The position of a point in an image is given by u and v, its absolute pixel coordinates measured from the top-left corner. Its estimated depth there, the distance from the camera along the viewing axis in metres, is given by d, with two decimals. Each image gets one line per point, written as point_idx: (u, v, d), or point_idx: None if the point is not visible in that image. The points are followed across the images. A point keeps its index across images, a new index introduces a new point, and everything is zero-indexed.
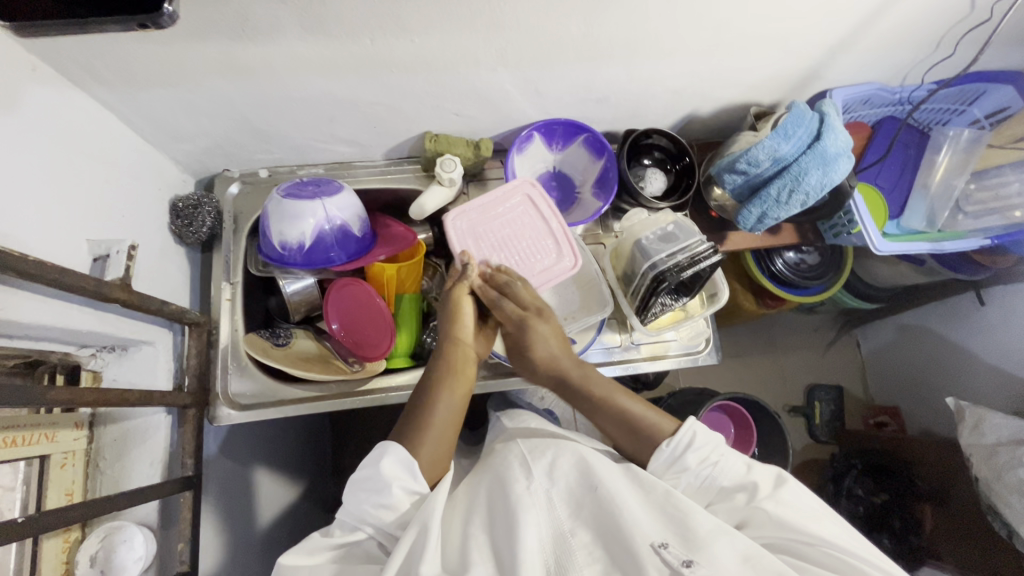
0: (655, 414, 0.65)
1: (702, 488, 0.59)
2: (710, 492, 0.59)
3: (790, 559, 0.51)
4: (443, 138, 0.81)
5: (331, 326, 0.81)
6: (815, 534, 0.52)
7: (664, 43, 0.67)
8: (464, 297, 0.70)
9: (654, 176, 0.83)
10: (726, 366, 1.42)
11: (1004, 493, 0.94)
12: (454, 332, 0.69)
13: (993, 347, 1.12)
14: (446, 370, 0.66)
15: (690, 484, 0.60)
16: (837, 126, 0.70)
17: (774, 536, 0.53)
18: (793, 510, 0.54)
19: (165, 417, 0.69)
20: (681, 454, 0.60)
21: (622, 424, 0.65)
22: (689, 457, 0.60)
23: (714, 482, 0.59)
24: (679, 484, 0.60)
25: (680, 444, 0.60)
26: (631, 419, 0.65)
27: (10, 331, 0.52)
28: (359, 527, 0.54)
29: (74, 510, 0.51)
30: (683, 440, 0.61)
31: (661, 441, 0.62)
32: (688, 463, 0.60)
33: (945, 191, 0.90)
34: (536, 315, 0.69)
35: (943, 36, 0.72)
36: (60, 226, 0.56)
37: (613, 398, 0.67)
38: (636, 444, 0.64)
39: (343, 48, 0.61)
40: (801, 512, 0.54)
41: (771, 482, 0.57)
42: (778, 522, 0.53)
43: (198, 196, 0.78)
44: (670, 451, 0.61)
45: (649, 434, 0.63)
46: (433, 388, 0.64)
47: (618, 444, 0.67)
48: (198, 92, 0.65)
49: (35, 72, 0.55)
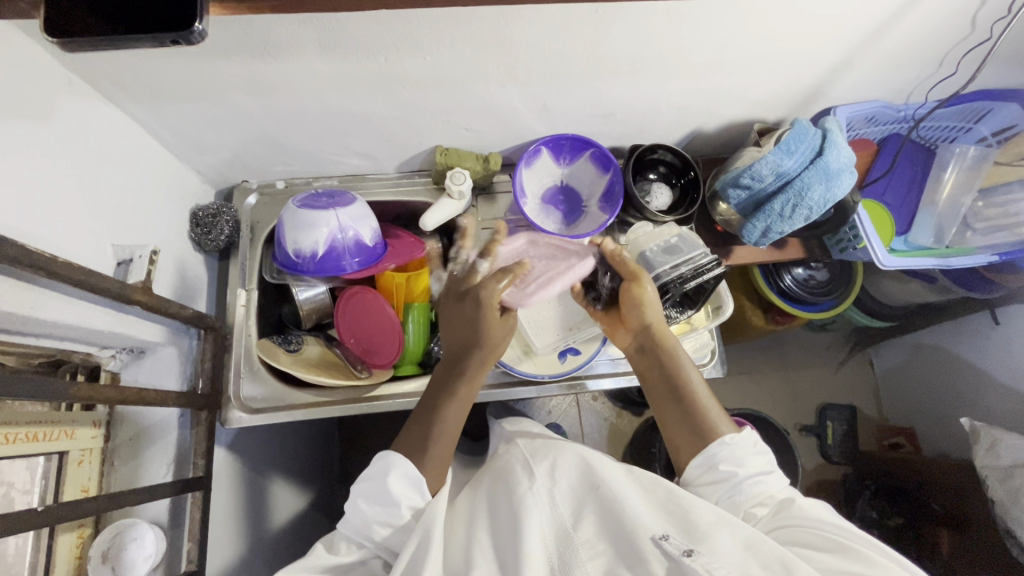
0: (717, 409, 0.65)
1: (742, 491, 0.58)
2: (755, 499, 0.58)
3: (807, 550, 0.49)
4: (452, 152, 0.83)
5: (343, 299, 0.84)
6: (841, 527, 0.52)
7: (667, 61, 0.69)
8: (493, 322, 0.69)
9: (659, 190, 0.84)
10: (736, 383, 1.41)
11: (1020, 516, 0.92)
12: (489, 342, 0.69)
13: (1008, 365, 1.11)
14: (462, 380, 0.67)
15: (736, 486, 0.58)
16: (839, 142, 0.71)
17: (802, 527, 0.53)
18: (824, 511, 0.55)
19: (178, 418, 0.71)
20: (740, 454, 0.60)
21: (684, 404, 0.66)
22: (746, 458, 0.60)
23: (763, 487, 0.58)
24: (723, 486, 0.59)
25: (743, 443, 0.61)
26: (697, 409, 0.65)
27: (36, 328, 0.55)
28: (364, 544, 0.56)
29: (90, 503, 0.53)
30: (745, 443, 0.61)
31: (711, 439, 0.62)
32: (743, 462, 0.59)
33: (952, 210, 0.91)
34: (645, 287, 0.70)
35: (945, 55, 0.73)
36: (88, 231, 0.59)
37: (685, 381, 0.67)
38: (691, 431, 0.64)
39: (358, 65, 0.64)
40: (833, 516, 0.54)
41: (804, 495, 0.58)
42: (811, 517, 0.53)
43: (218, 205, 0.81)
44: (732, 446, 0.60)
45: (704, 424, 0.63)
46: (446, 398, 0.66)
47: (669, 428, 0.67)
48: (220, 106, 0.69)
49: (70, 85, 0.59)
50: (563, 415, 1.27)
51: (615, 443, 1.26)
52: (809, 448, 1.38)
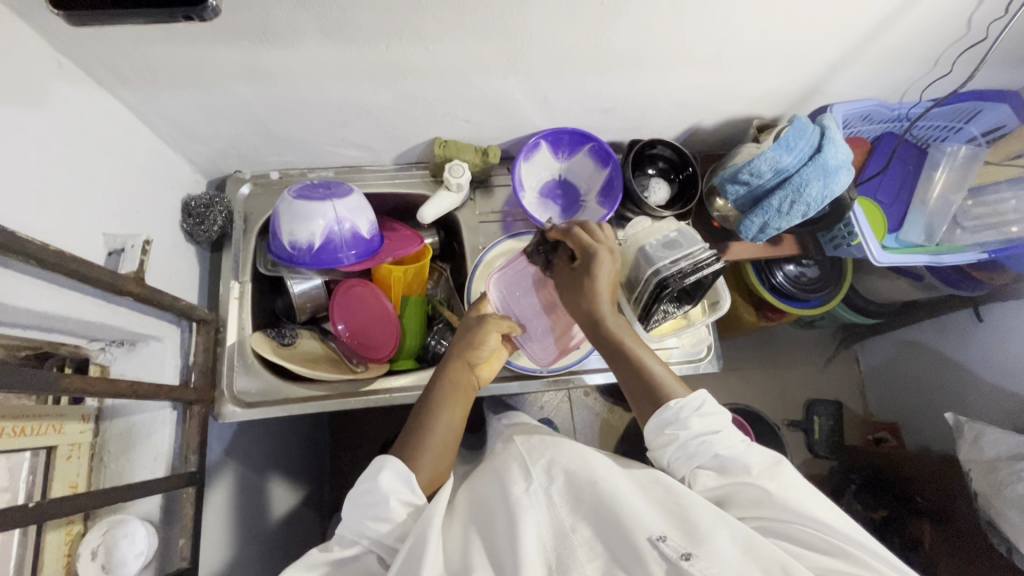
0: (672, 378, 0.64)
1: (693, 454, 0.59)
2: (699, 459, 0.58)
3: (782, 540, 0.52)
4: (452, 144, 0.82)
5: (352, 285, 0.82)
6: (805, 512, 0.52)
7: (671, 55, 0.69)
8: (494, 329, 0.70)
9: (658, 185, 0.85)
10: (727, 379, 1.42)
11: (1002, 508, 0.94)
12: (468, 354, 0.68)
13: (990, 361, 1.13)
14: (447, 388, 0.65)
15: (683, 447, 0.59)
16: (837, 139, 0.72)
17: (768, 517, 0.53)
18: (789, 490, 0.54)
19: (170, 413, 0.69)
20: (685, 416, 0.60)
21: (640, 373, 0.64)
22: (692, 421, 0.59)
23: (709, 450, 0.58)
24: (672, 445, 0.60)
25: (688, 406, 0.60)
26: (648, 373, 0.64)
27: (22, 318, 0.53)
28: (358, 541, 0.54)
29: (78, 499, 0.51)
30: (691, 404, 0.60)
31: (668, 402, 0.61)
32: (688, 424, 0.59)
33: (943, 207, 0.93)
34: (605, 250, 0.65)
35: (941, 54, 0.74)
36: (77, 219, 0.57)
37: (639, 350, 0.65)
38: (649, 398, 0.63)
39: (359, 53, 0.63)
40: (799, 493, 0.54)
41: (764, 463, 0.57)
42: (774, 501, 0.53)
43: (211, 196, 0.79)
44: (675, 411, 0.60)
45: (661, 394, 0.63)
46: (435, 404, 0.64)
47: (625, 387, 0.66)
48: (216, 92, 0.67)
49: (60, 69, 0.57)
50: (556, 410, 1.27)
51: (607, 438, 1.26)
52: (797, 444, 1.40)
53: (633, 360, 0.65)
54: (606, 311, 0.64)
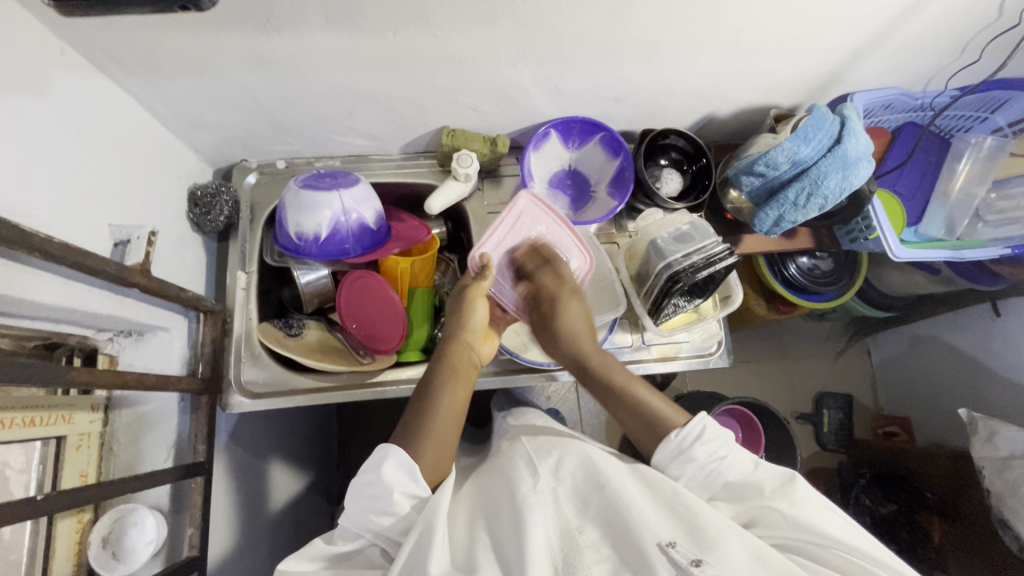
0: (672, 409, 0.64)
1: (706, 482, 0.58)
2: (712, 484, 0.58)
3: (797, 557, 0.51)
4: (459, 133, 0.81)
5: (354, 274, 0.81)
6: (825, 533, 0.51)
7: (687, 42, 0.67)
8: (478, 297, 0.71)
9: (670, 176, 0.83)
10: (736, 371, 1.41)
11: (1014, 507, 0.93)
12: (464, 331, 0.70)
13: (1007, 358, 1.10)
14: (449, 372, 0.66)
15: (696, 472, 0.58)
16: (858, 130, 0.70)
17: (791, 537, 0.52)
18: (806, 508, 0.53)
19: (178, 402, 0.70)
20: (688, 446, 0.59)
21: (637, 412, 0.65)
22: (695, 449, 0.59)
23: (719, 476, 0.58)
24: (683, 477, 0.59)
25: (689, 435, 0.60)
26: (646, 409, 0.65)
27: (28, 310, 0.53)
28: (360, 534, 0.54)
29: (88, 490, 0.51)
30: (691, 432, 0.60)
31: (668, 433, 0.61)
32: (693, 454, 0.59)
33: (965, 200, 0.90)
34: (569, 292, 0.74)
35: (969, 41, 0.71)
36: (82, 210, 0.57)
37: (631, 387, 0.67)
38: (647, 435, 0.64)
39: (366, 41, 0.62)
40: (816, 511, 0.53)
41: (776, 480, 0.56)
42: (793, 523, 0.52)
43: (217, 185, 0.78)
44: (677, 442, 0.60)
45: (658, 425, 0.63)
46: (436, 388, 0.64)
47: (631, 432, 0.67)
48: (221, 81, 0.66)
49: (63, 57, 0.56)
50: (562, 401, 1.27)
51: (613, 429, 1.26)
52: (806, 436, 1.39)
53: (629, 400, 0.67)
54: (584, 352, 0.71)
